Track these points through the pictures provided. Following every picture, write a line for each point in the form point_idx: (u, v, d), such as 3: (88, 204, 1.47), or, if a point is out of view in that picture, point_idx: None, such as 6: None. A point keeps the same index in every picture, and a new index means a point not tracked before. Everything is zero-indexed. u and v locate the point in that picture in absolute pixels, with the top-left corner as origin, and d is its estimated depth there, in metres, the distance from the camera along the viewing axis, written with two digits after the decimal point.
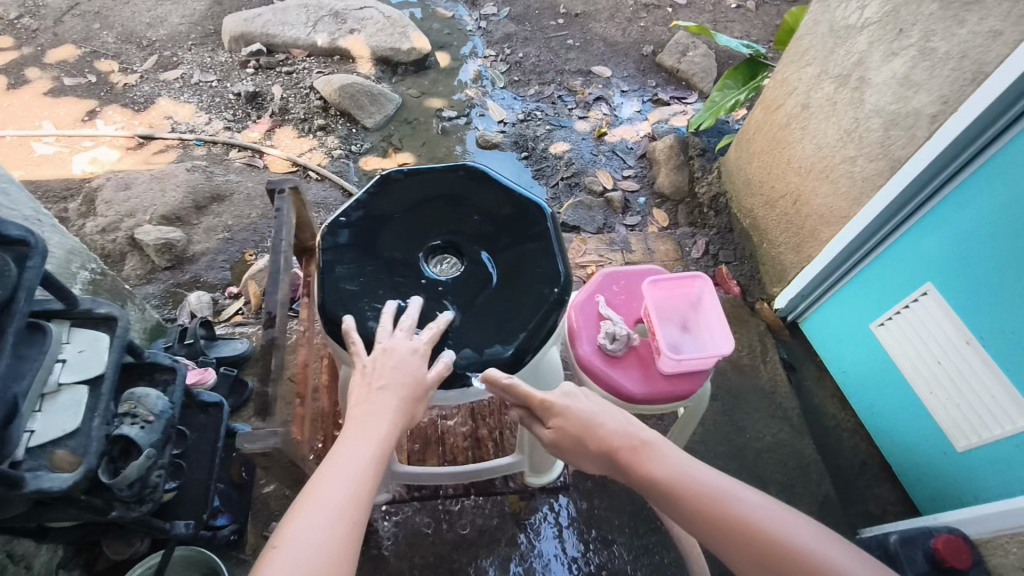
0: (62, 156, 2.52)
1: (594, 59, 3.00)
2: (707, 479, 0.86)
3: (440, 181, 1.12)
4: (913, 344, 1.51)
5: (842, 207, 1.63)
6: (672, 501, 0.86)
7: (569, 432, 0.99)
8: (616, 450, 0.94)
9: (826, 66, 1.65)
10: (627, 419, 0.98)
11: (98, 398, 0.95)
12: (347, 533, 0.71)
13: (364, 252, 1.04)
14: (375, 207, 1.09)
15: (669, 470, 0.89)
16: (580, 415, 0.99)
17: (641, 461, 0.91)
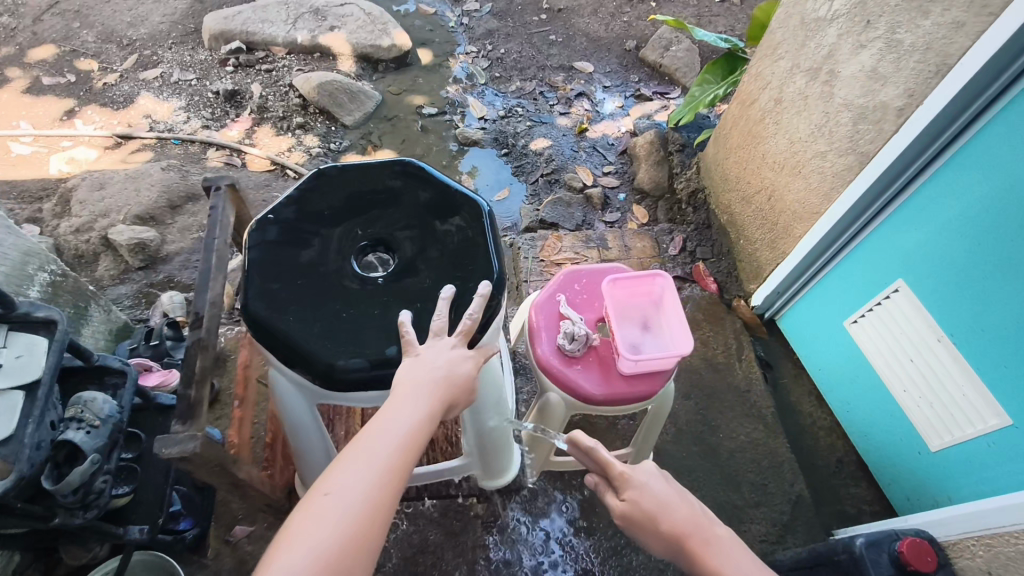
0: (39, 156, 2.50)
1: (577, 54, 2.97)
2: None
3: (374, 180, 1.11)
4: (887, 342, 1.48)
5: (813, 203, 1.60)
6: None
7: (642, 508, 0.98)
8: (686, 536, 0.95)
9: (797, 60, 1.62)
10: (698, 506, 0.99)
11: (33, 403, 0.93)
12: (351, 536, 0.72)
13: (293, 249, 1.02)
14: (306, 205, 1.08)
15: (742, 571, 0.91)
16: (655, 494, 0.99)
17: (711, 555, 0.93)
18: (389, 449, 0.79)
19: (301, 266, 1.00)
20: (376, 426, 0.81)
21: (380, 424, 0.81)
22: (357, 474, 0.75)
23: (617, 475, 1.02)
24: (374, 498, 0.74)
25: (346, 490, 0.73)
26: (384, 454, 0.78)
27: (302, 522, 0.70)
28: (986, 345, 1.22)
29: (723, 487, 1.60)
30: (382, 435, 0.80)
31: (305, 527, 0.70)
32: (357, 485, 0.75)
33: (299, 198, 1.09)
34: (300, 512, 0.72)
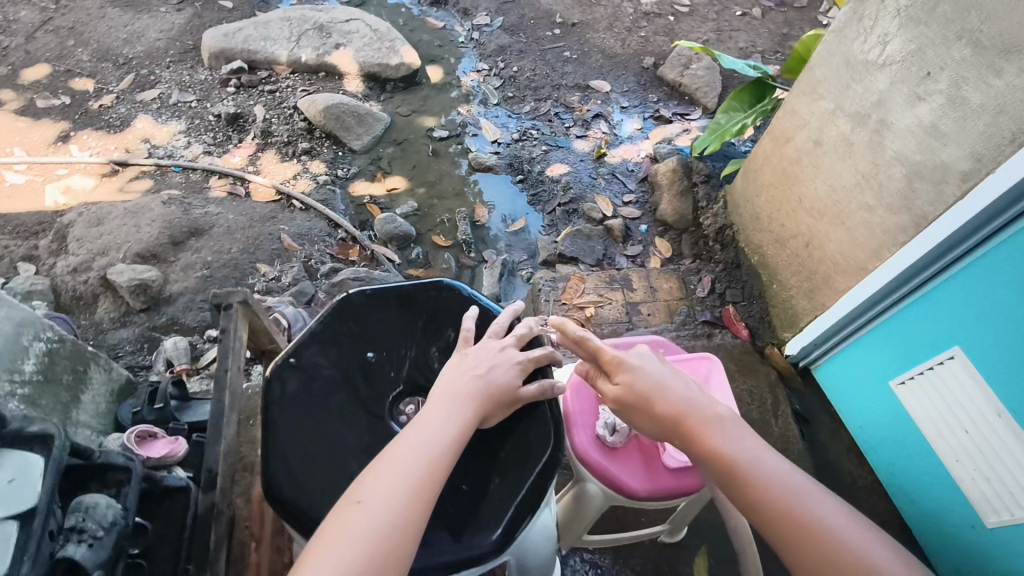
0: (34, 185, 2.40)
1: (593, 72, 2.85)
2: (774, 472, 0.88)
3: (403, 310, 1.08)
4: (937, 408, 1.39)
5: (861, 258, 1.50)
6: (732, 477, 0.89)
7: (635, 388, 1.00)
8: (682, 416, 0.95)
9: (840, 102, 1.51)
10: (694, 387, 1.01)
11: (30, 535, 0.83)
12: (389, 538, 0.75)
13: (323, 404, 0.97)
14: (339, 343, 1.02)
15: (741, 449, 0.91)
16: (651, 377, 1.01)
17: (708, 434, 0.93)
18: (418, 465, 0.82)
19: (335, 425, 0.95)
20: (407, 441, 0.84)
21: (411, 439, 0.84)
22: (390, 479, 0.79)
23: (611, 360, 1.04)
24: (400, 513, 0.77)
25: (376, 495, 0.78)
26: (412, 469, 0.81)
27: (332, 533, 0.75)
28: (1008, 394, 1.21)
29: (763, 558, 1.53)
30: (411, 449, 0.83)
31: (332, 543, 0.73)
32: (385, 502, 0.77)
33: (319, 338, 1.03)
34: (332, 525, 0.76)
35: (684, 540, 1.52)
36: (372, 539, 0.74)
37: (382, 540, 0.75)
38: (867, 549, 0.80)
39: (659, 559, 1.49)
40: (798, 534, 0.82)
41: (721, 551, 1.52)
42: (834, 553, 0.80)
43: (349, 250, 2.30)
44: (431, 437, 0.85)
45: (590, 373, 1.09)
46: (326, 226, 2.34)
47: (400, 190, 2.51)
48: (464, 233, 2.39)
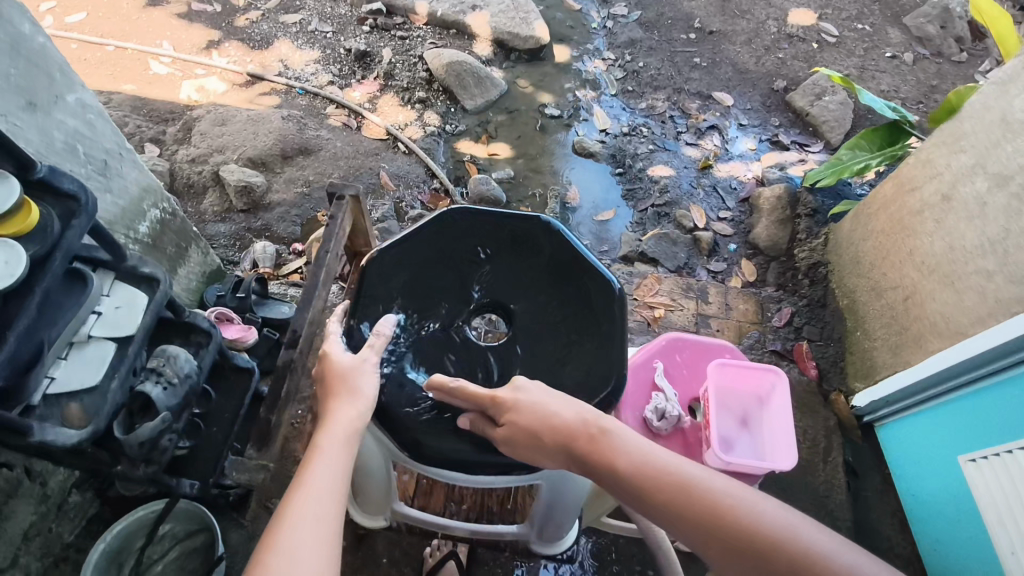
0: (174, 78, 2.59)
1: (718, 83, 2.79)
2: (674, 468, 0.81)
3: (516, 250, 1.09)
4: (1003, 494, 1.29)
5: (962, 323, 1.43)
6: (640, 494, 0.80)
7: (520, 427, 0.87)
8: (572, 438, 0.85)
9: (983, 159, 1.42)
10: (576, 401, 0.90)
11: (122, 359, 0.94)
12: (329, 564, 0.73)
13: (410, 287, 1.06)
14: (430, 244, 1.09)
15: (634, 456, 0.83)
16: (531, 406, 0.88)
17: (601, 449, 0.84)
18: (329, 503, 0.79)
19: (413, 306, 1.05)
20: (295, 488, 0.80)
21: (309, 478, 0.81)
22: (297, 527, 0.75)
23: (491, 401, 0.90)
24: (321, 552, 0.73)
25: (292, 548, 0.73)
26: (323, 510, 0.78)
27: None
28: None
29: None
30: (312, 492, 0.79)
31: None
32: (301, 545, 0.73)
33: (421, 242, 1.09)
34: None
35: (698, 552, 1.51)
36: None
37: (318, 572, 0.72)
38: (779, 521, 0.76)
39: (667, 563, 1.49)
40: (714, 531, 0.76)
41: None
42: (757, 530, 0.75)
43: (439, 202, 2.34)
44: (325, 484, 0.81)
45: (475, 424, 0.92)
46: (424, 172, 2.40)
47: (501, 156, 2.55)
48: (554, 210, 2.40)
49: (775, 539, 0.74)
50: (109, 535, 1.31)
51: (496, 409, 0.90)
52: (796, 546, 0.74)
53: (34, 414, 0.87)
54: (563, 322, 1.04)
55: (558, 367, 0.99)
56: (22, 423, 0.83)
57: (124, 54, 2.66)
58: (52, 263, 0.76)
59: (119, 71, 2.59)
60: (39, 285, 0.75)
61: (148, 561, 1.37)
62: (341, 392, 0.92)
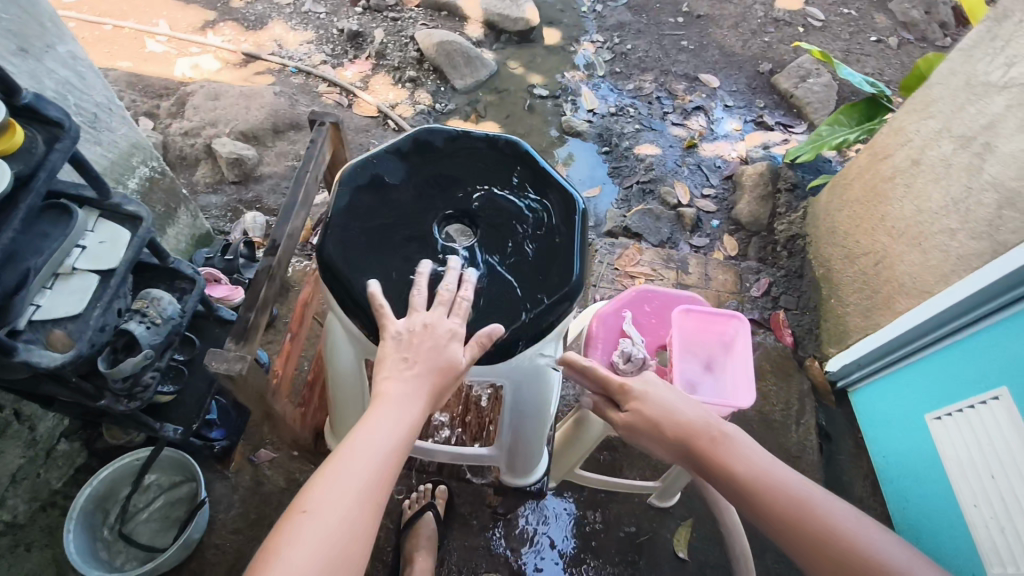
0: (169, 56, 2.63)
1: (705, 66, 2.84)
2: (787, 480, 0.83)
3: (484, 171, 1.06)
4: (967, 447, 1.33)
5: (927, 282, 1.48)
6: (749, 499, 0.84)
7: (642, 415, 0.96)
8: (691, 436, 0.91)
9: (949, 123, 1.47)
10: (703, 406, 0.96)
11: (105, 290, 0.98)
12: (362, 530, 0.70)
13: (379, 195, 1.02)
14: (397, 164, 1.05)
15: (752, 466, 0.85)
16: (657, 401, 0.96)
17: (718, 452, 0.88)
18: (376, 467, 0.75)
19: (387, 211, 1.00)
20: (350, 440, 0.76)
21: (358, 440, 0.76)
22: (337, 484, 0.72)
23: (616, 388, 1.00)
24: (354, 513, 0.71)
25: (325, 504, 0.70)
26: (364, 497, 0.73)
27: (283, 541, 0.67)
28: None
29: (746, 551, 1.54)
30: (361, 452, 0.75)
31: (286, 548, 0.66)
32: (338, 503, 0.71)
33: (394, 155, 1.05)
34: (281, 534, 0.68)
35: (670, 508, 1.55)
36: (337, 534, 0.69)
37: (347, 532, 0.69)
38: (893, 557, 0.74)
39: (640, 518, 1.52)
40: (819, 549, 0.77)
41: (705, 529, 1.53)
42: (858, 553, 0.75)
43: None
44: (379, 446, 0.77)
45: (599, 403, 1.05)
46: None
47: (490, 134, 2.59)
48: None
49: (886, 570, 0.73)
50: (96, 481, 1.35)
51: (623, 395, 0.99)
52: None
53: (20, 337, 0.91)
54: (536, 234, 1.00)
55: (537, 276, 0.97)
56: (8, 343, 0.87)
57: (121, 33, 2.70)
58: (36, 182, 0.81)
59: (115, 49, 2.63)
60: (24, 203, 0.79)
61: (133, 510, 1.42)
62: (426, 362, 0.84)
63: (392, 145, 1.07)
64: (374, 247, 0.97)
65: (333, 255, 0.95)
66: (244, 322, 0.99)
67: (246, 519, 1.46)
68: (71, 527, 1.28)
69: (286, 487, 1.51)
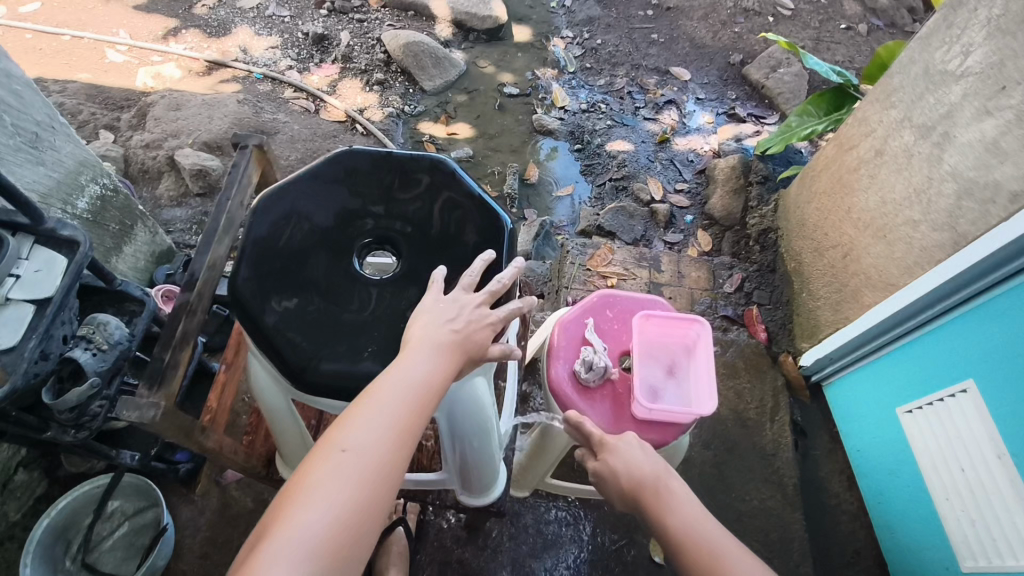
0: (130, 66, 2.58)
1: (676, 59, 2.82)
2: (715, 537, 0.85)
3: (408, 191, 0.91)
4: (938, 441, 1.32)
5: (893, 274, 1.47)
6: (679, 557, 0.85)
7: (602, 459, 0.98)
8: (638, 486, 0.93)
9: (910, 112, 1.46)
10: (657, 458, 0.97)
11: (41, 318, 0.95)
12: (396, 460, 0.70)
13: (291, 229, 0.87)
14: (305, 192, 0.90)
15: (686, 521, 0.87)
16: (619, 449, 0.98)
17: (657, 503, 0.90)
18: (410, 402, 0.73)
19: (299, 244, 0.87)
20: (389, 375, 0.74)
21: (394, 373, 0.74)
22: (375, 421, 0.71)
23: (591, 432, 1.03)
24: (388, 445, 0.70)
25: (365, 439, 0.69)
26: (387, 460, 0.70)
27: (320, 472, 0.67)
28: (993, 402, 1.19)
29: None
30: (392, 388, 0.73)
31: (322, 479, 0.66)
32: (374, 438, 0.70)
33: (306, 182, 0.90)
34: (317, 464, 0.67)
35: None
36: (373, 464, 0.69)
37: (383, 461, 0.69)
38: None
39: (616, 523, 1.51)
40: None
41: None
42: None
43: None
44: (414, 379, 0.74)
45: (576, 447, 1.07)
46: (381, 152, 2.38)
47: (461, 135, 2.55)
48: (512, 186, 2.40)
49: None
50: (53, 512, 1.31)
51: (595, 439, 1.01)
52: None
53: None
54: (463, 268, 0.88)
55: None
56: None
57: (81, 44, 2.64)
58: None
59: (75, 60, 2.57)
60: None
61: (97, 538, 1.38)
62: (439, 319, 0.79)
63: (305, 171, 0.92)
64: (290, 285, 0.84)
65: (244, 301, 0.82)
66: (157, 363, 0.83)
67: (213, 543, 1.43)
68: (28, 562, 1.24)
69: (254, 507, 1.48)
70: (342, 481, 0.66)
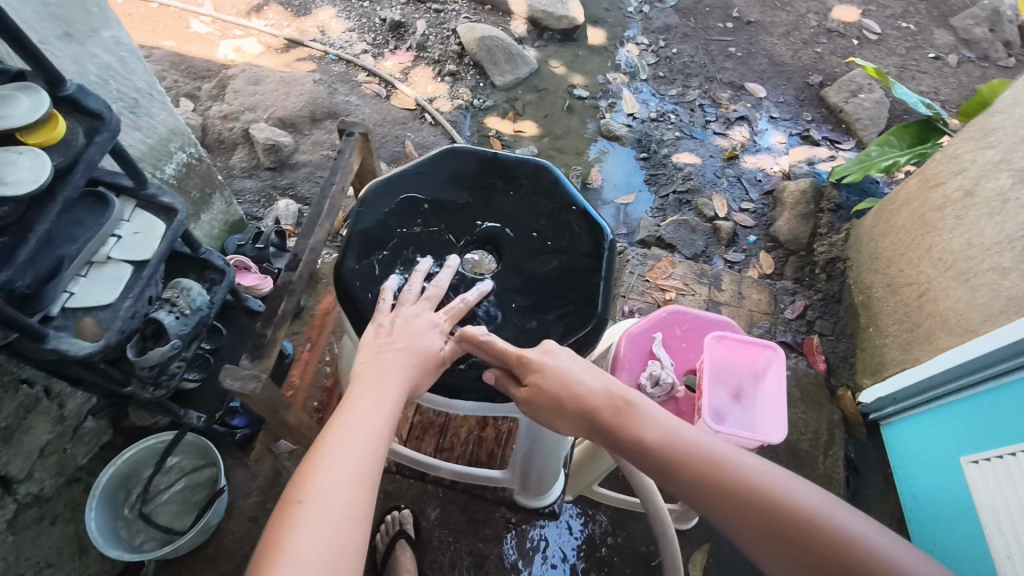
0: (212, 37, 2.64)
1: (752, 75, 2.76)
2: (698, 442, 0.78)
3: (506, 191, 1.03)
4: (1003, 497, 1.24)
5: (972, 320, 1.41)
6: (664, 468, 0.77)
7: (545, 390, 0.83)
8: (596, 410, 0.81)
9: (1010, 155, 1.41)
10: (602, 371, 0.86)
11: (138, 279, 0.98)
12: (365, 495, 0.69)
13: (397, 219, 1.00)
14: (414, 186, 1.03)
15: (662, 431, 0.79)
16: (559, 370, 0.84)
17: (627, 423, 0.80)
18: (369, 444, 0.74)
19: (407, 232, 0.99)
20: (337, 425, 0.75)
21: (345, 421, 0.75)
22: (337, 466, 0.70)
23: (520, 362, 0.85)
24: (356, 487, 0.69)
25: (329, 488, 0.68)
26: (353, 500, 0.68)
27: (288, 531, 0.63)
28: None
29: None
30: (350, 432, 0.74)
31: (293, 536, 0.63)
32: (338, 482, 0.68)
33: (413, 176, 1.03)
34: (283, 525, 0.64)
35: (688, 532, 1.51)
36: (343, 508, 0.67)
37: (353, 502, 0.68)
38: (813, 502, 0.72)
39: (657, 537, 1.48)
40: (744, 509, 0.72)
41: (722, 556, 1.49)
42: (781, 510, 0.71)
43: None
44: (368, 423, 0.76)
45: (499, 379, 0.88)
46: (448, 143, 2.39)
47: (527, 133, 2.54)
48: None
49: (810, 517, 0.70)
50: (119, 461, 1.37)
51: (522, 368, 0.85)
52: (834, 530, 0.69)
53: (52, 324, 0.92)
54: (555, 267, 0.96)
55: (547, 308, 0.93)
56: (40, 329, 0.87)
57: (167, 12, 2.72)
58: (75, 173, 0.81)
59: (161, 28, 2.65)
60: (60, 194, 0.79)
61: (155, 490, 1.42)
62: (394, 355, 0.84)
63: (413, 167, 1.05)
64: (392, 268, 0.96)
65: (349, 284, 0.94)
66: (262, 338, 0.96)
67: (261, 510, 1.46)
68: (93, 505, 1.29)
69: None
70: (316, 534, 0.64)
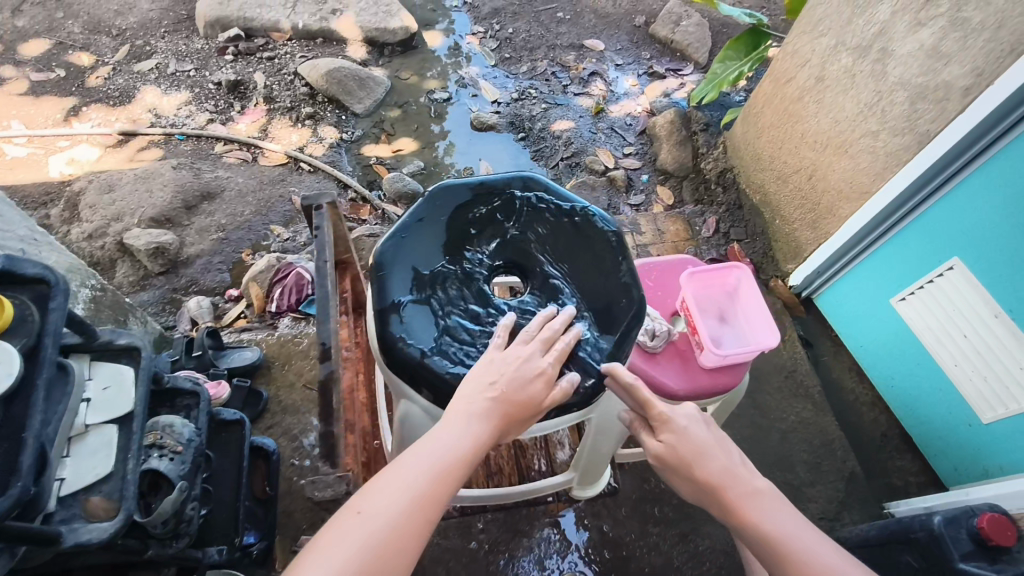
0: (37, 157, 2.38)
1: (586, 32, 2.92)
2: (808, 546, 0.84)
3: (504, 214, 1.05)
4: (936, 318, 1.45)
5: (863, 182, 1.62)
6: (770, 558, 0.84)
7: (676, 451, 0.92)
8: (720, 487, 0.88)
9: (843, 37, 1.63)
10: (738, 455, 0.93)
11: (130, 437, 0.89)
12: (417, 517, 0.76)
13: (420, 274, 0.98)
14: (417, 236, 1.01)
15: (779, 527, 0.85)
16: (695, 441, 0.92)
17: (746, 508, 0.87)
18: (433, 475, 0.79)
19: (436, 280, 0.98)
20: (417, 448, 0.81)
21: (426, 445, 0.81)
22: (395, 490, 0.76)
23: (657, 416, 0.95)
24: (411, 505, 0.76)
25: (381, 505, 0.75)
26: (399, 520, 0.74)
27: (331, 535, 0.72)
28: (982, 266, 1.33)
29: (779, 469, 1.62)
30: (423, 455, 0.80)
31: (332, 542, 0.71)
32: (392, 499, 0.76)
33: (415, 227, 1.02)
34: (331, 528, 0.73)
35: None
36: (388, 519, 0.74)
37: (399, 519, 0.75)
38: None
39: None
40: None
41: None
42: None
43: (360, 210, 2.27)
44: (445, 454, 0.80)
45: (630, 424, 1.00)
46: (335, 185, 2.33)
47: (406, 151, 2.53)
48: None
49: None
50: None
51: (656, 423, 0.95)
52: None
53: (55, 520, 0.83)
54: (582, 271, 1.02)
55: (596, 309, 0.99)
56: (52, 530, 0.78)
57: None
58: (44, 350, 0.74)
59: None
60: (39, 375, 0.72)
61: None
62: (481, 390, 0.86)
63: (409, 215, 1.03)
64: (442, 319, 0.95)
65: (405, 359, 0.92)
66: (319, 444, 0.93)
67: None
68: None
69: None
70: (349, 543, 0.71)
